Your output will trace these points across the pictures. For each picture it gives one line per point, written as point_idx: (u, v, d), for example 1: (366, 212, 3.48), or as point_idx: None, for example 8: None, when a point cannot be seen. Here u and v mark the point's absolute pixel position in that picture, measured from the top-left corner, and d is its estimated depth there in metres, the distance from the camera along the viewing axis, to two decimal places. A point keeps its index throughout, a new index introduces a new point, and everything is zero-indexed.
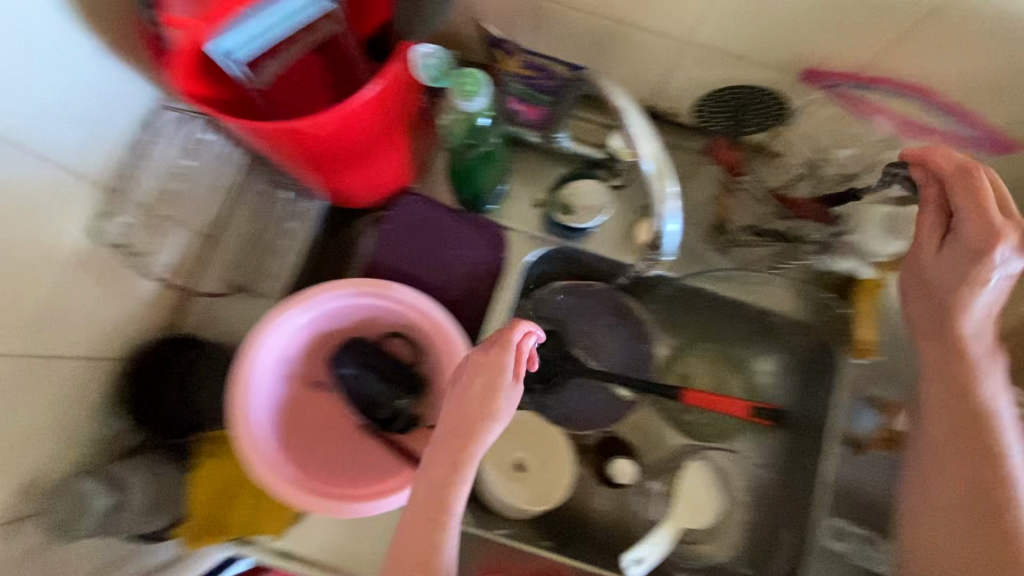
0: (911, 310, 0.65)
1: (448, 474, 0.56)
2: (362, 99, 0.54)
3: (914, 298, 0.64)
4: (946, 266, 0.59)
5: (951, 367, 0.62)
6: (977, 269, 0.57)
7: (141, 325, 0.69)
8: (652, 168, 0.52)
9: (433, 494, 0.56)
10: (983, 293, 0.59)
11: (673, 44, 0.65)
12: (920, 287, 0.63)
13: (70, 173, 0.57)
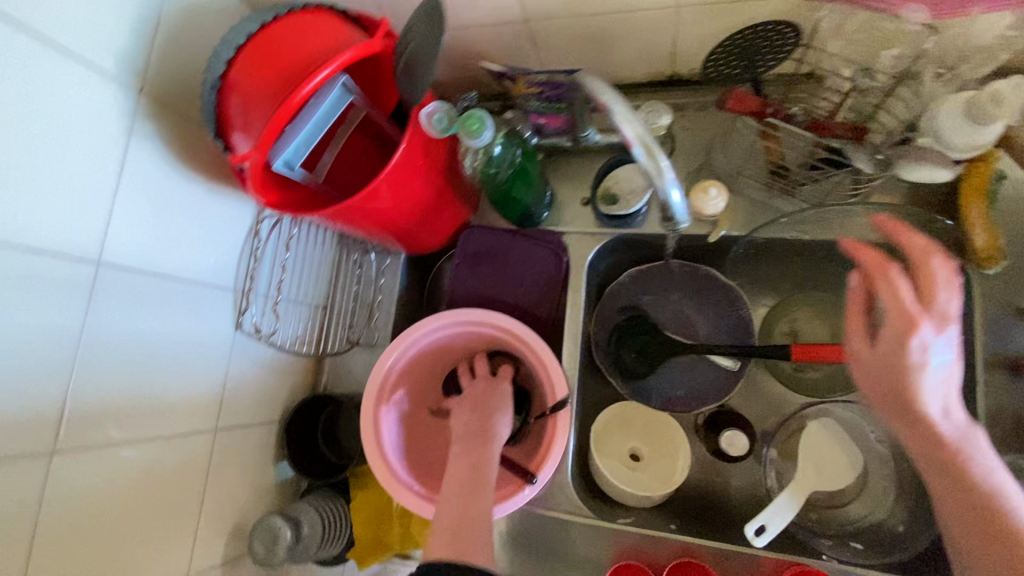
0: (872, 399, 0.54)
1: (478, 448, 0.69)
2: (397, 162, 0.63)
3: (873, 393, 0.53)
4: (884, 362, 0.51)
5: (926, 462, 0.50)
6: (907, 350, 0.50)
7: (291, 390, 0.86)
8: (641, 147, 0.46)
9: (472, 476, 0.66)
10: (929, 367, 0.50)
11: (665, 14, 0.65)
12: (869, 377, 0.53)
13: (215, 290, 0.72)
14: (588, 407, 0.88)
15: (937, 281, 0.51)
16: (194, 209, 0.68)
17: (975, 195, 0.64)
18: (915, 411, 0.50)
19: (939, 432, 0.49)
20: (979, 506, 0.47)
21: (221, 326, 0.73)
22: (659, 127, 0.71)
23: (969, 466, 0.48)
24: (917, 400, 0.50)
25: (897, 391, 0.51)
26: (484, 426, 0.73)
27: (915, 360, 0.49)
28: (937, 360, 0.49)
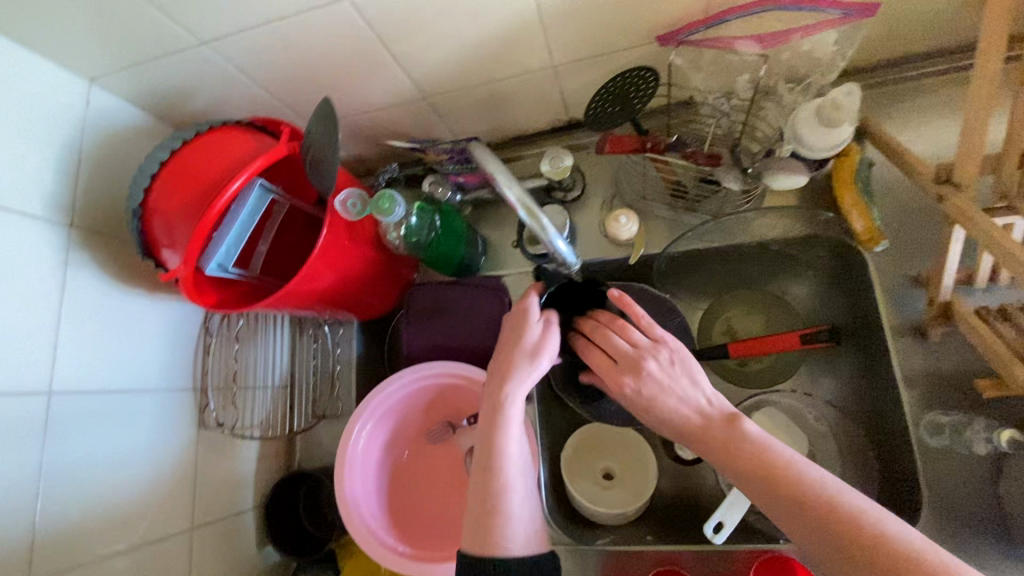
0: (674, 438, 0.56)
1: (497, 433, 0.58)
2: (323, 242, 0.67)
3: (662, 432, 0.57)
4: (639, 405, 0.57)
5: (712, 457, 0.52)
6: (636, 392, 0.56)
7: (266, 473, 0.88)
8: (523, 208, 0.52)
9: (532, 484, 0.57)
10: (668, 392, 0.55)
11: (545, 72, 0.73)
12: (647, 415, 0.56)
13: (174, 392, 0.76)
14: (555, 435, 0.92)
15: (629, 376, 0.56)
16: (141, 320, 0.72)
17: (846, 185, 0.71)
18: (677, 425, 0.55)
19: (694, 430, 0.54)
20: (754, 474, 0.49)
21: (183, 426, 0.76)
22: (562, 169, 0.77)
23: (731, 437, 0.51)
24: (669, 414, 0.55)
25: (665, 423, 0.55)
26: (497, 422, 0.58)
27: (643, 394, 0.56)
28: (660, 381, 0.55)
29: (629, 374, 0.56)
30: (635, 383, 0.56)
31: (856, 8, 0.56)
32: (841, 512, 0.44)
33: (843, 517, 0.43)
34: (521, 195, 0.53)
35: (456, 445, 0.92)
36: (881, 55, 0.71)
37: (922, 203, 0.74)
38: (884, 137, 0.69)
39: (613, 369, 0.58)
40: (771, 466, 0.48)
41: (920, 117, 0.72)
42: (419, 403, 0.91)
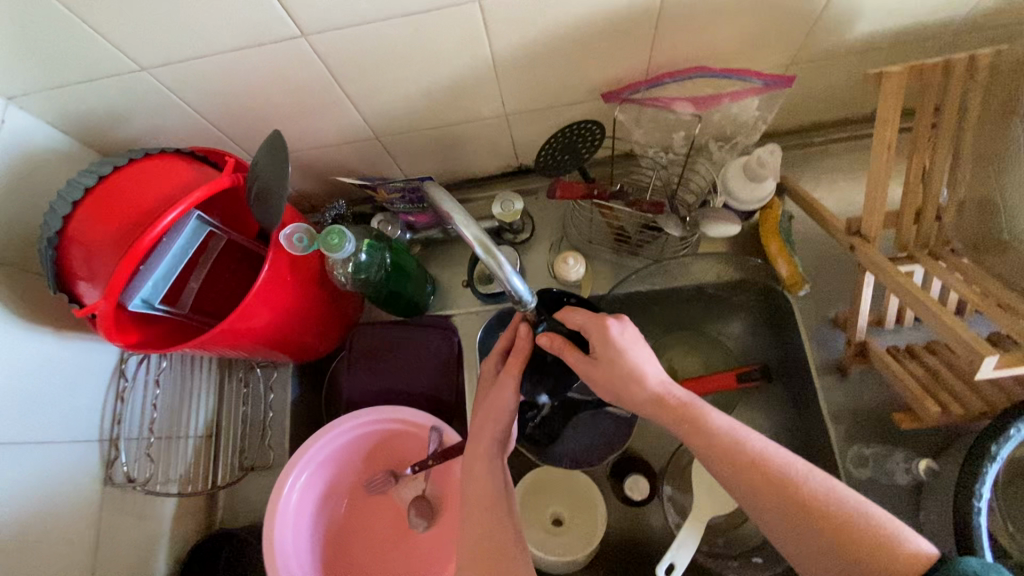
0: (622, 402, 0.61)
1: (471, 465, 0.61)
2: (262, 281, 0.64)
3: (616, 392, 0.61)
4: (609, 360, 0.60)
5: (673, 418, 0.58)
6: (614, 339, 0.60)
7: (181, 535, 0.79)
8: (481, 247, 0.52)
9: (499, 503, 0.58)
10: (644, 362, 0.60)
11: (498, 119, 0.75)
12: (607, 375, 0.60)
13: (78, 444, 0.67)
14: None
15: (608, 329, 0.60)
16: (45, 362, 0.65)
17: (772, 235, 0.78)
18: (641, 384, 0.59)
19: (664, 393, 0.58)
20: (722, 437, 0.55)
21: (87, 483, 0.67)
22: (512, 212, 0.80)
23: (695, 409, 0.57)
24: (640, 370, 0.59)
25: (626, 375, 0.59)
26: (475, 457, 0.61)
27: (620, 344, 0.60)
28: (638, 343, 0.61)
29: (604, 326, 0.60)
30: (612, 335, 0.60)
31: (775, 80, 0.64)
32: (801, 481, 0.51)
33: (806, 487, 0.51)
34: (479, 233, 0.52)
35: (397, 497, 0.87)
36: (795, 121, 0.79)
37: (835, 252, 0.82)
38: (801, 192, 0.76)
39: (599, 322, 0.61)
40: (729, 436, 0.55)
41: (830, 177, 0.81)
42: (359, 450, 0.86)
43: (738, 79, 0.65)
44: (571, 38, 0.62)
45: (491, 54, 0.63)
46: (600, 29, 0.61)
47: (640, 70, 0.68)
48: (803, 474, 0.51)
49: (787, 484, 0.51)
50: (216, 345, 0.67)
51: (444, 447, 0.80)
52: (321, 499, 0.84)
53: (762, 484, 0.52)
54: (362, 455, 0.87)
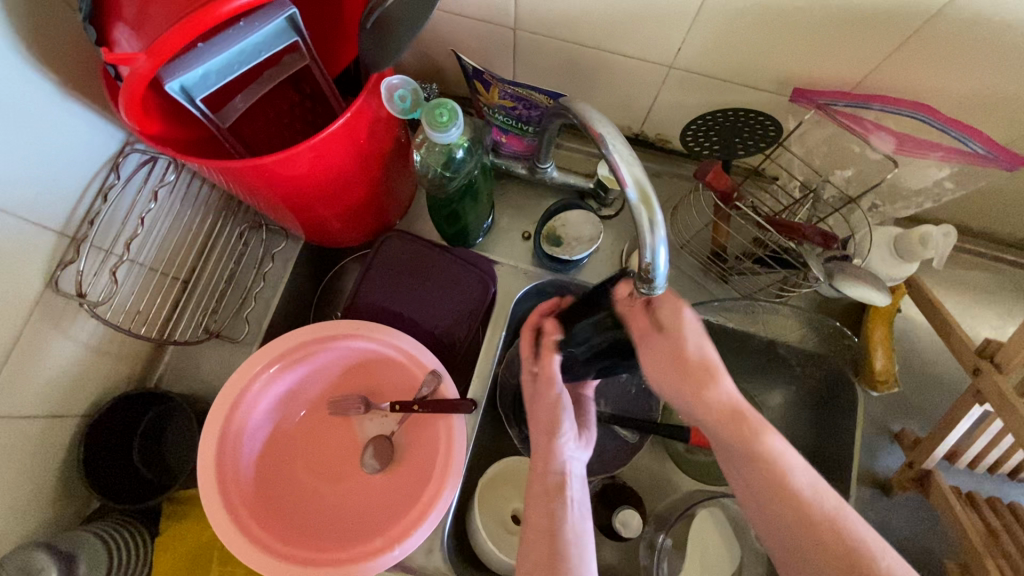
0: (674, 397, 0.48)
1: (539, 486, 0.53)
2: (333, 131, 0.51)
3: (671, 384, 0.48)
4: (676, 345, 0.47)
5: (727, 431, 0.46)
6: (686, 325, 0.47)
7: (110, 379, 0.66)
8: (637, 196, 0.43)
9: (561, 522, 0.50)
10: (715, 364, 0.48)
11: (656, 70, 0.63)
12: (661, 358, 0.48)
13: (32, 226, 0.52)
14: (477, 455, 0.80)
15: (685, 312, 0.48)
16: (30, 113, 0.50)
17: (880, 322, 0.70)
18: (707, 385, 0.46)
19: (727, 405, 0.46)
20: (773, 476, 0.45)
21: (27, 280, 0.53)
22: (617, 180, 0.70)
23: (761, 436, 0.46)
24: (711, 367, 0.46)
25: (688, 369, 0.47)
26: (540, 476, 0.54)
27: (694, 331, 0.47)
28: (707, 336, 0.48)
29: (682, 306, 0.48)
30: (686, 318, 0.48)
31: (1004, 155, 0.52)
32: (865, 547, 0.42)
33: (872, 560, 0.42)
34: (640, 178, 0.43)
35: (359, 430, 0.76)
36: (951, 214, 0.70)
37: (923, 366, 0.74)
38: (928, 290, 0.68)
39: (677, 302, 0.48)
40: (789, 475, 0.45)
41: (953, 288, 0.73)
42: (339, 367, 0.75)
43: (956, 136, 0.53)
44: (811, 10, 0.50)
45: None
46: (849, 12, 0.49)
47: (848, 80, 0.57)
48: (868, 545, 0.42)
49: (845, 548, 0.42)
50: (241, 180, 0.54)
51: (437, 399, 0.69)
52: (281, 405, 0.72)
53: (809, 533, 0.43)
54: (340, 373, 0.75)
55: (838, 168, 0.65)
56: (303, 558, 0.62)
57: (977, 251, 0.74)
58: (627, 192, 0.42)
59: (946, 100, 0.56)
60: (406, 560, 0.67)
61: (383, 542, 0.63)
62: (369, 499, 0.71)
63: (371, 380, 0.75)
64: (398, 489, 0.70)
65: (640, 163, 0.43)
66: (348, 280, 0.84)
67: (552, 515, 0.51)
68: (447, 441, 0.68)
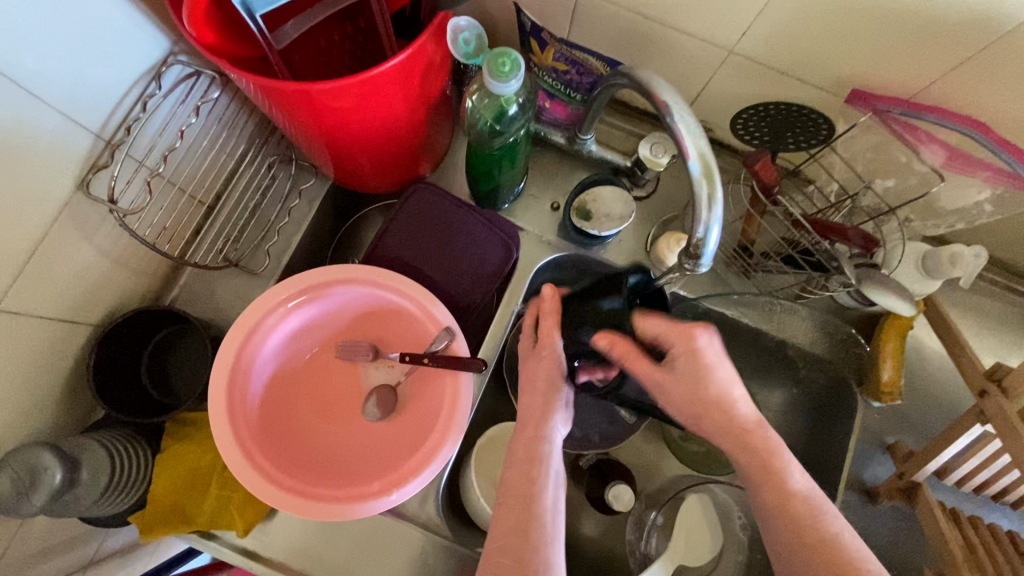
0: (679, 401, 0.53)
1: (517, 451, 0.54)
2: (389, 68, 0.50)
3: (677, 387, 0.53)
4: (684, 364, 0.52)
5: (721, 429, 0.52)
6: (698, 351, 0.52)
7: (125, 293, 0.65)
8: (700, 170, 0.45)
9: (526, 488, 0.51)
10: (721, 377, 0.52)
11: (716, 53, 0.62)
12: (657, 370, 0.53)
13: (69, 124, 0.51)
14: (478, 416, 0.80)
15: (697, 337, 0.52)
16: (79, 4, 0.48)
17: (893, 334, 0.70)
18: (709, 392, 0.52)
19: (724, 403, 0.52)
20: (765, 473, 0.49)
21: (59, 177, 0.52)
22: (658, 161, 0.69)
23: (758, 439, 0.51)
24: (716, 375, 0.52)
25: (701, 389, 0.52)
26: (525, 447, 0.54)
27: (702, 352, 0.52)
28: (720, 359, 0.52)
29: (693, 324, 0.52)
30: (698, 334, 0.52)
31: None
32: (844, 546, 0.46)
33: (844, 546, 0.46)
34: (704, 152, 0.45)
35: (364, 377, 0.75)
36: (979, 240, 0.71)
37: (925, 385, 0.76)
38: (944, 309, 0.69)
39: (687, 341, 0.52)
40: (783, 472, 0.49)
41: (967, 314, 0.74)
42: (353, 312, 0.74)
43: (1004, 159, 0.54)
44: (889, 10, 0.49)
45: None
46: (928, 15, 0.48)
47: (911, 88, 0.56)
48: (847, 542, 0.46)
49: (822, 539, 0.46)
50: (287, 105, 0.53)
51: (449, 355, 0.69)
52: (293, 343, 0.72)
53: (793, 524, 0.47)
54: (353, 318, 0.75)
55: (880, 176, 0.65)
56: (301, 493, 0.63)
57: (998, 281, 0.74)
58: (689, 164, 0.45)
59: (1001, 121, 0.56)
60: (400, 509, 0.68)
61: (380, 486, 0.64)
62: (367, 446, 0.71)
63: (383, 329, 0.75)
64: (398, 439, 0.70)
65: (705, 137, 0.45)
66: (369, 228, 0.84)
67: (532, 481, 0.51)
68: (453, 396, 0.68)
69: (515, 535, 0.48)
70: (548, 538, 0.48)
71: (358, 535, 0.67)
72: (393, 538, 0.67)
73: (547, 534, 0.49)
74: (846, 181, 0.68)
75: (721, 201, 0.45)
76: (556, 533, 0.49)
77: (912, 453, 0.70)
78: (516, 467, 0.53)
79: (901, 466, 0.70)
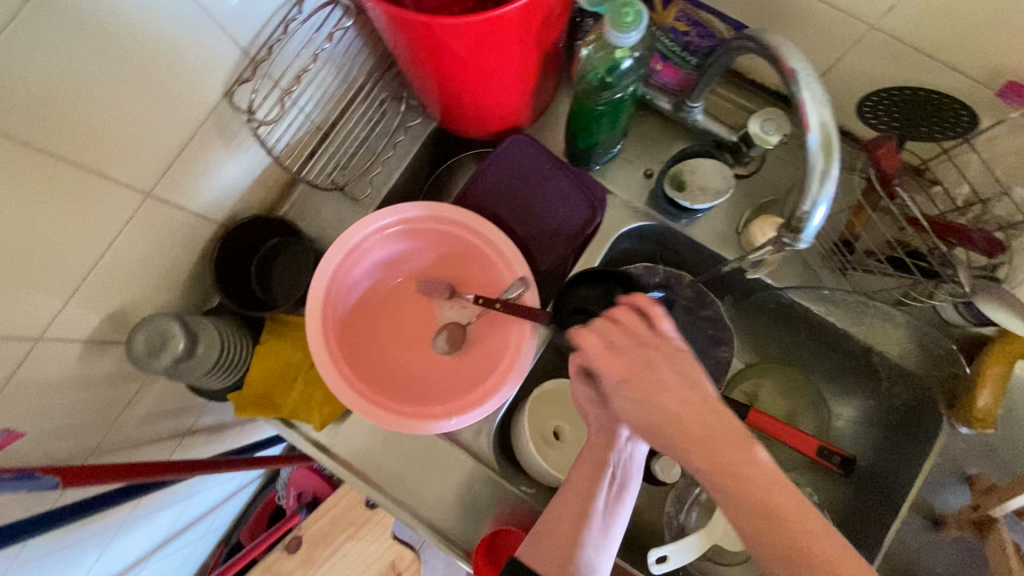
0: None
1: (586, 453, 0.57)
2: (517, 6, 0.52)
3: None
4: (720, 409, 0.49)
5: None
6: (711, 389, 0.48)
7: (246, 202, 0.73)
8: (818, 144, 0.44)
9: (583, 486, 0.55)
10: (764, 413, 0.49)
11: (853, 28, 0.58)
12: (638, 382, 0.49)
13: (225, 39, 0.57)
14: (539, 368, 0.84)
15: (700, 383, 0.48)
16: None
17: (1001, 360, 0.64)
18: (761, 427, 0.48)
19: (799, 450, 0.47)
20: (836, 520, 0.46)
21: (211, 84, 0.59)
22: (768, 140, 0.66)
23: None
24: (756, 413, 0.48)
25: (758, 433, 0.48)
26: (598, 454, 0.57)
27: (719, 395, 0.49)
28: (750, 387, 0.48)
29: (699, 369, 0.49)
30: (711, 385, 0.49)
31: None
32: None
33: None
34: (826, 124, 0.44)
35: (436, 313, 0.80)
36: None
37: None
38: None
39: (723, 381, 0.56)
40: None
41: None
42: (433, 250, 0.79)
43: None
44: None
45: None
46: None
47: None
48: None
49: None
50: (415, 39, 0.56)
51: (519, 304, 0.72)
52: (378, 269, 0.78)
53: None
54: (432, 256, 0.79)
55: (1020, 183, 0.59)
56: (375, 403, 0.69)
57: None
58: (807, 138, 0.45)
59: None
60: (456, 436, 0.74)
61: (443, 411, 0.69)
62: (430, 374, 0.76)
63: (460, 269, 0.79)
64: (462, 372, 0.75)
65: (830, 108, 0.45)
66: (461, 174, 0.87)
67: (593, 481, 0.55)
68: (512, 343, 0.72)
69: (567, 518, 0.53)
70: (597, 535, 0.52)
71: (415, 450, 0.73)
72: (445, 458, 0.73)
73: (597, 531, 0.52)
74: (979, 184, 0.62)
75: (835, 178, 0.45)
76: (608, 531, 0.53)
77: (993, 485, 0.65)
78: (580, 467, 0.57)
79: (980, 498, 0.65)
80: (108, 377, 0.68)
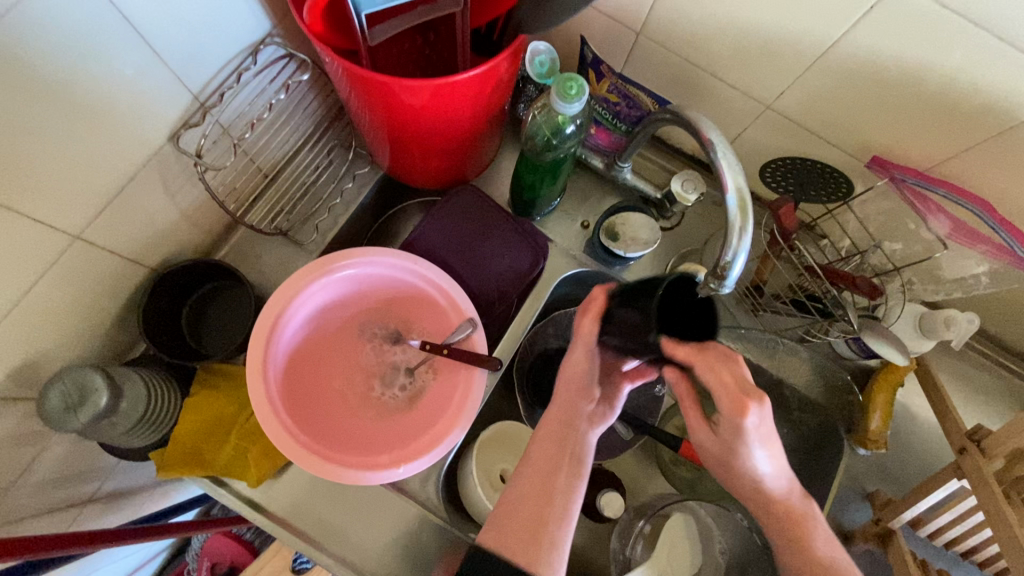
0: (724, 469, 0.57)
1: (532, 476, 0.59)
2: (465, 78, 0.56)
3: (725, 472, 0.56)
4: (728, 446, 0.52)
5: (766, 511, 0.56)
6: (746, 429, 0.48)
7: (181, 245, 0.70)
8: (735, 205, 0.53)
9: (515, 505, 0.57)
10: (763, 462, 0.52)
11: (754, 107, 0.68)
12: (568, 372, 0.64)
13: (176, 84, 0.57)
14: (485, 411, 0.85)
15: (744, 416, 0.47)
16: None
17: (885, 388, 0.75)
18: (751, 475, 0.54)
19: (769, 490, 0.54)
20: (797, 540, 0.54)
21: (157, 126, 0.58)
22: (687, 198, 0.75)
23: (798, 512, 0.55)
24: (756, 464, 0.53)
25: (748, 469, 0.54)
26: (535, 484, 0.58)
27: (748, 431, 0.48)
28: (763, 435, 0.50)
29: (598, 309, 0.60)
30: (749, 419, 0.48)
31: None
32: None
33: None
34: (740, 189, 0.53)
35: (382, 358, 0.79)
36: (975, 310, 0.76)
37: (912, 444, 0.80)
38: (933, 371, 0.74)
39: (739, 404, 0.47)
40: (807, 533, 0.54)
41: (957, 378, 0.79)
42: (382, 294, 0.78)
43: (1004, 237, 0.60)
44: (914, 88, 0.56)
45: (834, 41, 0.56)
46: (948, 98, 0.55)
47: (927, 162, 0.63)
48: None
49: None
50: (375, 96, 0.59)
51: (467, 348, 0.72)
52: (326, 315, 0.76)
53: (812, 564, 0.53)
54: (381, 299, 0.79)
55: (889, 239, 0.71)
56: (320, 454, 0.66)
57: (989, 355, 0.80)
58: (727, 199, 0.53)
59: (1007, 200, 0.62)
60: (402, 484, 0.72)
61: (389, 459, 0.68)
62: (377, 421, 0.74)
63: (406, 313, 0.79)
64: (409, 418, 0.74)
65: (745, 176, 0.54)
66: (407, 220, 0.88)
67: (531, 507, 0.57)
68: (461, 386, 0.72)
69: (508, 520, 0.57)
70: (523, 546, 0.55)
71: (358, 501, 0.70)
72: (389, 507, 0.70)
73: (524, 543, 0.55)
74: (858, 239, 0.74)
75: (750, 234, 0.54)
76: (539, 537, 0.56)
77: (889, 500, 0.75)
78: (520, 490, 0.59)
79: (880, 513, 0.74)
80: (5, 438, 0.60)
